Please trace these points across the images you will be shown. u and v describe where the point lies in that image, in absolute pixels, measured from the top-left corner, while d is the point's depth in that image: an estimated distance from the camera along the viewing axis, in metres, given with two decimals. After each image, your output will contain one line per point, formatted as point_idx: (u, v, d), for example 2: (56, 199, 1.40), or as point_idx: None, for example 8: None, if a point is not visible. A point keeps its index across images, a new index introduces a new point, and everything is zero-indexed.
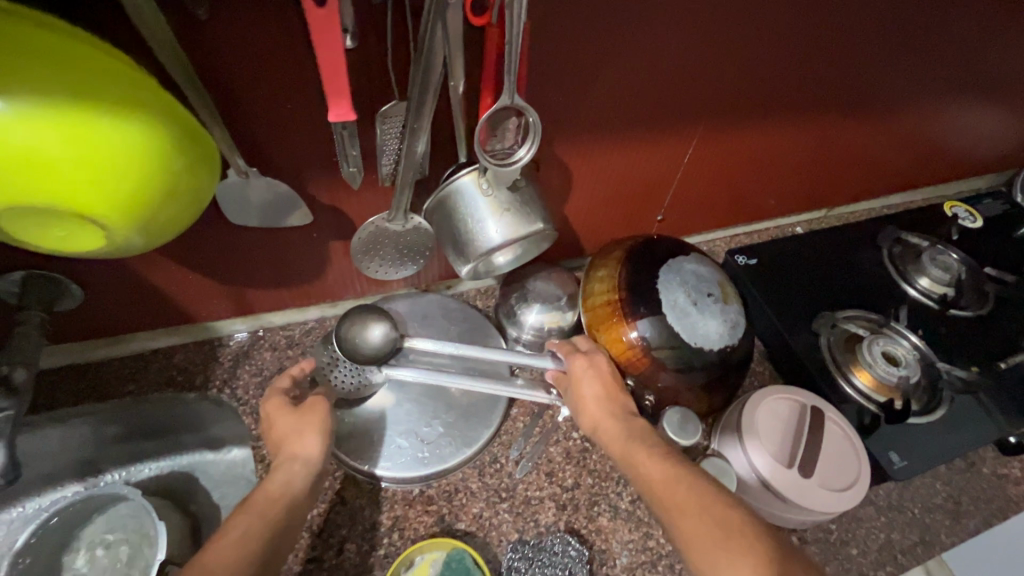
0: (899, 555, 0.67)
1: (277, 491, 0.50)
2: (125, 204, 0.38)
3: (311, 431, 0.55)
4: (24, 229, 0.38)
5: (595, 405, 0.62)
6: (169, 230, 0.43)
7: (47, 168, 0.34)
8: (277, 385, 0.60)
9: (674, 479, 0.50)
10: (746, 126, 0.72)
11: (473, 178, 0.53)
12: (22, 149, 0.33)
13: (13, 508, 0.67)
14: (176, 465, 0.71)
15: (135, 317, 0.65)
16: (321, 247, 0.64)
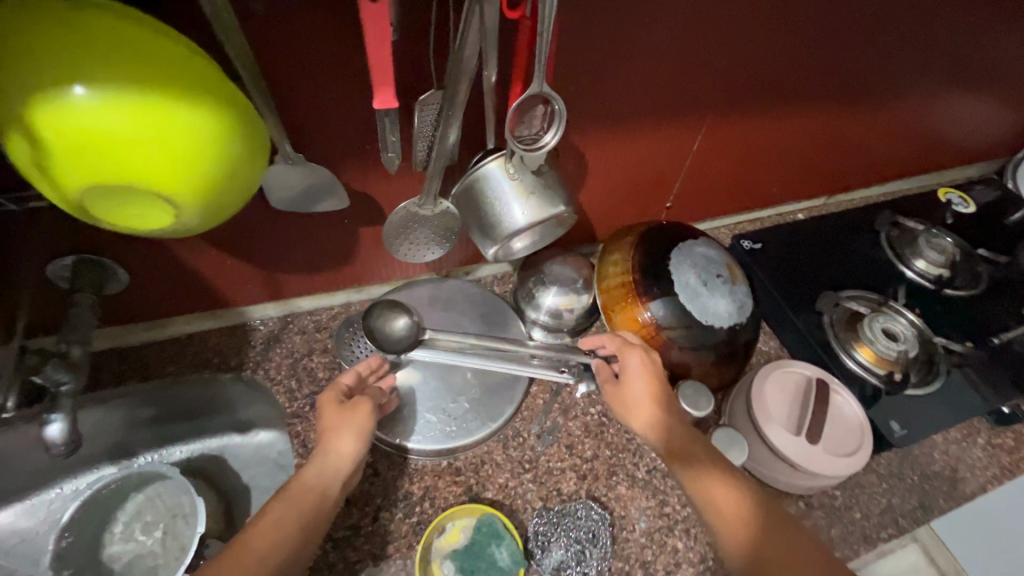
0: (900, 518, 0.71)
1: (309, 482, 0.53)
2: (190, 184, 0.41)
3: (353, 431, 0.56)
4: (102, 210, 0.41)
5: (648, 409, 0.61)
6: (223, 214, 0.46)
7: (127, 148, 0.37)
8: (340, 378, 0.62)
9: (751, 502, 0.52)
10: (750, 116, 0.75)
11: (499, 164, 0.57)
12: (107, 129, 0.36)
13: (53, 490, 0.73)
14: (205, 448, 0.72)
15: (174, 302, 0.69)
16: (352, 232, 0.67)
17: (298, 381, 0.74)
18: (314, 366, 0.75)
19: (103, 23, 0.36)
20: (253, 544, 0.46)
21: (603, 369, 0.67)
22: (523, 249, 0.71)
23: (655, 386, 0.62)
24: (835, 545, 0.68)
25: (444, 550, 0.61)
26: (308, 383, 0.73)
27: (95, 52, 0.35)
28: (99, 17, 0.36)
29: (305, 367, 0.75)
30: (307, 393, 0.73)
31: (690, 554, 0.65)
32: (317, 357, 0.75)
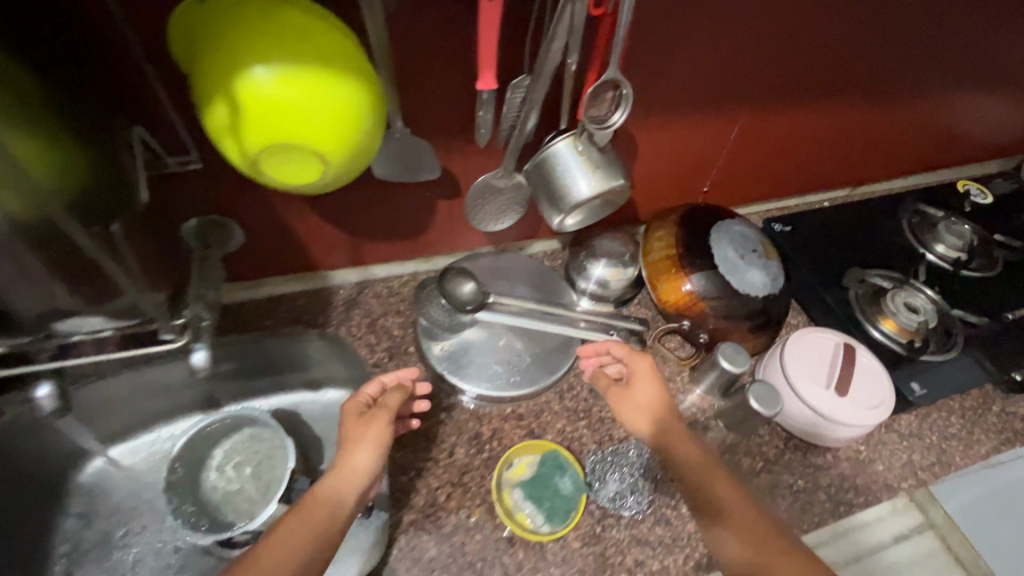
0: (919, 471, 0.78)
1: (326, 497, 0.54)
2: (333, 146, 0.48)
3: (369, 444, 0.58)
4: (261, 164, 0.49)
5: (654, 412, 0.65)
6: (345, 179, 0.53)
7: (296, 111, 0.46)
8: (363, 388, 0.65)
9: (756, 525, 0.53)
10: (783, 106, 0.83)
11: (569, 143, 0.66)
12: (285, 95, 0.45)
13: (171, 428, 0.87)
14: (281, 403, 0.82)
15: (274, 262, 0.78)
16: (432, 203, 0.76)
17: (376, 338, 0.83)
18: (389, 325, 0.84)
19: (295, 14, 0.45)
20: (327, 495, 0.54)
21: (603, 377, 0.70)
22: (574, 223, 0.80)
23: (657, 389, 0.66)
24: (859, 491, 0.75)
25: (513, 480, 0.70)
26: (385, 339, 0.83)
27: (287, 35, 0.45)
28: (292, 9, 0.46)
29: (382, 325, 0.84)
30: (384, 348, 0.82)
31: None
32: (391, 317, 0.84)
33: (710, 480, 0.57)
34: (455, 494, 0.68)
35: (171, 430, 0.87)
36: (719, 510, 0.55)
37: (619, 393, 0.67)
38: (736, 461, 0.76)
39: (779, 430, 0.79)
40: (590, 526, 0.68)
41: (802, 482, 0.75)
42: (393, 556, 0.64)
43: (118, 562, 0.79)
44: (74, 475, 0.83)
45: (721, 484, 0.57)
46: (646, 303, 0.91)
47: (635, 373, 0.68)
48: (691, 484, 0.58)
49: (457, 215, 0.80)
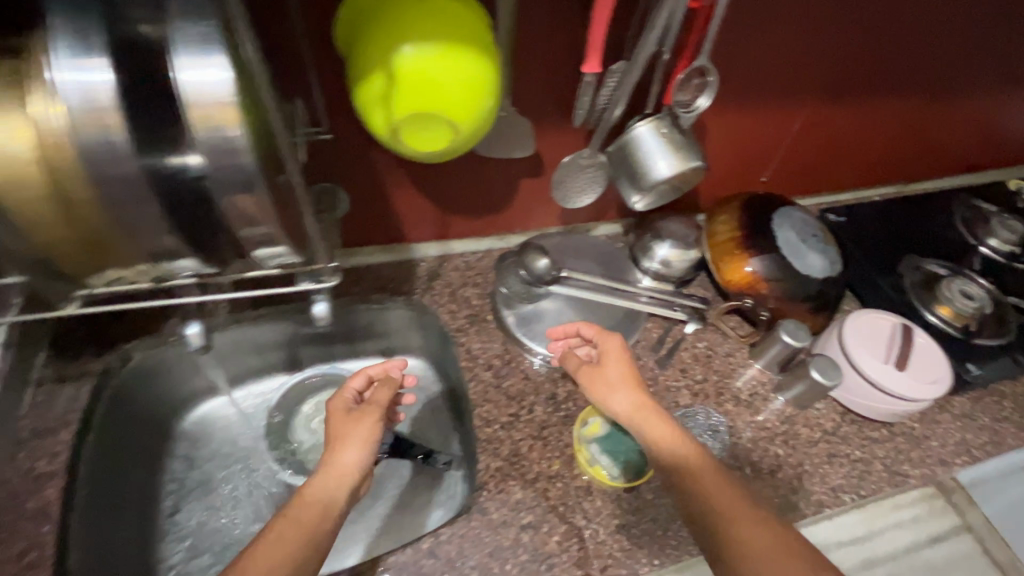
0: (973, 449, 0.81)
1: (315, 496, 0.59)
2: (459, 116, 0.55)
3: (355, 444, 0.64)
4: (397, 131, 0.56)
5: (623, 388, 0.68)
6: (462, 147, 0.60)
7: (433, 82, 0.52)
8: (350, 383, 0.72)
9: (725, 493, 0.57)
10: (842, 99, 0.89)
11: (653, 126, 0.71)
12: (426, 68, 0.52)
13: (260, 387, 0.93)
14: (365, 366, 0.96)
15: (370, 232, 0.86)
16: (516, 182, 0.83)
17: (457, 306, 0.89)
18: (468, 294, 0.90)
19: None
20: (314, 494, 0.59)
21: (573, 358, 0.74)
22: (642, 204, 0.81)
23: (625, 368, 0.69)
24: (914, 463, 0.79)
25: (589, 437, 0.75)
26: (464, 307, 0.89)
27: (428, 17, 0.52)
28: None
29: (461, 294, 0.90)
30: (464, 315, 0.88)
31: (789, 459, 0.78)
32: (470, 288, 0.91)
33: (678, 455, 0.61)
34: (536, 447, 0.74)
35: (263, 386, 0.93)
36: (689, 479, 0.59)
37: (591, 372, 0.71)
38: (796, 430, 0.81)
39: (835, 405, 0.83)
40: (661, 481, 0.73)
41: (859, 453, 0.79)
42: (482, 498, 0.69)
43: (219, 502, 0.84)
44: (180, 421, 0.88)
45: (690, 459, 0.61)
46: (705, 285, 0.96)
47: (605, 353, 0.71)
48: (665, 461, 0.62)
49: (537, 193, 0.87)
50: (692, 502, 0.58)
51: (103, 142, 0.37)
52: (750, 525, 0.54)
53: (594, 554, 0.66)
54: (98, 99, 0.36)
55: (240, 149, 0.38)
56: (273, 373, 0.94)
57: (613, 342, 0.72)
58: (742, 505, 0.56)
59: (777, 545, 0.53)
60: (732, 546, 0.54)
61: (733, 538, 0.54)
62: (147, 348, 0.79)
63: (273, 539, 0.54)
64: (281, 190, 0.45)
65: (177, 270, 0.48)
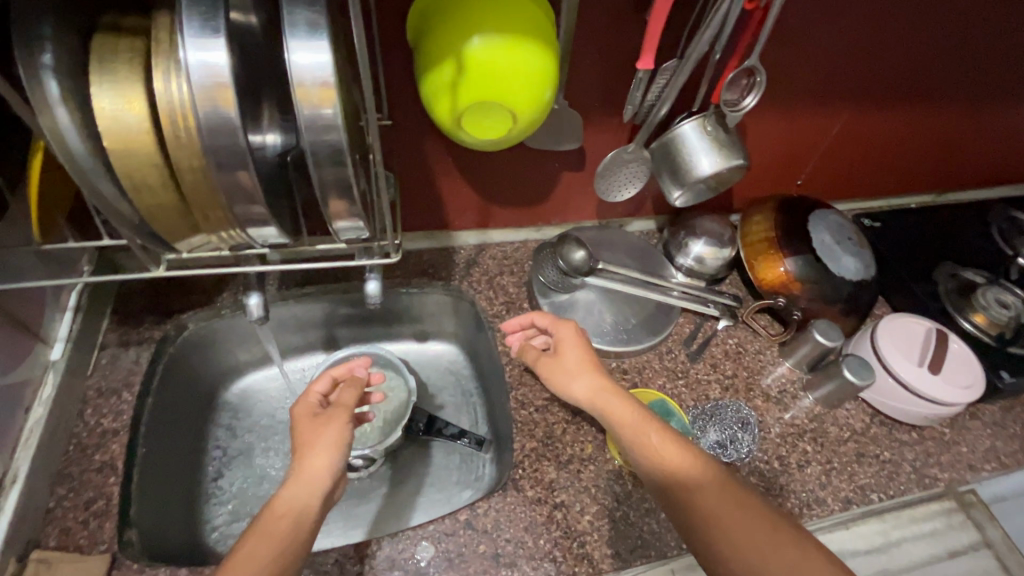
0: (1003, 456, 0.82)
1: (282, 508, 0.58)
2: (520, 104, 0.58)
3: (325, 446, 0.63)
4: (460, 119, 0.59)
5: (581, 371, 0.70)
6: (519, 135, 0.62)
7: (499, 72, 0.55)
8: (313, 387, 0.72)
9: (684, 462, 0.60)
10: (881, 105, 0.90)
11: (698, 124, 0.73)
12: (493, 58, 0.55)
13: (301, 364, 0.97)
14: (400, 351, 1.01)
15: (415, 218, 0.89)
16: (559, 174, 0.86)
17: (494, 293, 0.92)
18: (504, 283, 0.93)
19: None
20: (284, 505, 0.58)
21: (532, 350, 0.76)
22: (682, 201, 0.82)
23: (584, 351, 0.72)
24: (943, 467, 0.80)
25: None
26: (500, 294, 0.92)
27: (495, 11, 0.55)
28: None
29: (498, 282, 0.93)
30: (501, 302, 0.91)
31: (817, 455, 0.79)
32: (506, 276, 0.93)
33: (640, 430, 0.63)
34: (569, 430, 0.76)
35: (303, 363, 0.97)
36: (650, 454, 0.61)
37: (550, 362, 0.73)
38: (824, 428, 0.82)
39: (865, 406, 0.84)
40: None
41: (887, 454, 0.80)
42: (518, 476, 0.72)
43: (259, 471, 0.88)
44: (225, 391, 0.93)
45: (648, 433, 0.63)
46: (737, 284, 0.98)
47: (561, 341, 0.74)
48: (625, 434, 0.64)
49: (577, 186, 0.89)
50: (655, 475, 0.61)
51: (216, 119, 0.40)
52: (710, 490, 0.58)
53: (625, 534, 0.68)
54: (216, 77, 0.39)
55: (335, 127, 0.41)
56: (313, 352, 0.98)
57: (569, 330, 0.75)
58: (702, 473, 0.59)
59: (738, 507, 0.57)
60: (698, 515, 0.57)
61: (697, 507, 0.57)
62: (201, 320, 0.83)
63: (244, 556, 0.54)
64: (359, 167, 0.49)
65: (260, 238, 0.51)
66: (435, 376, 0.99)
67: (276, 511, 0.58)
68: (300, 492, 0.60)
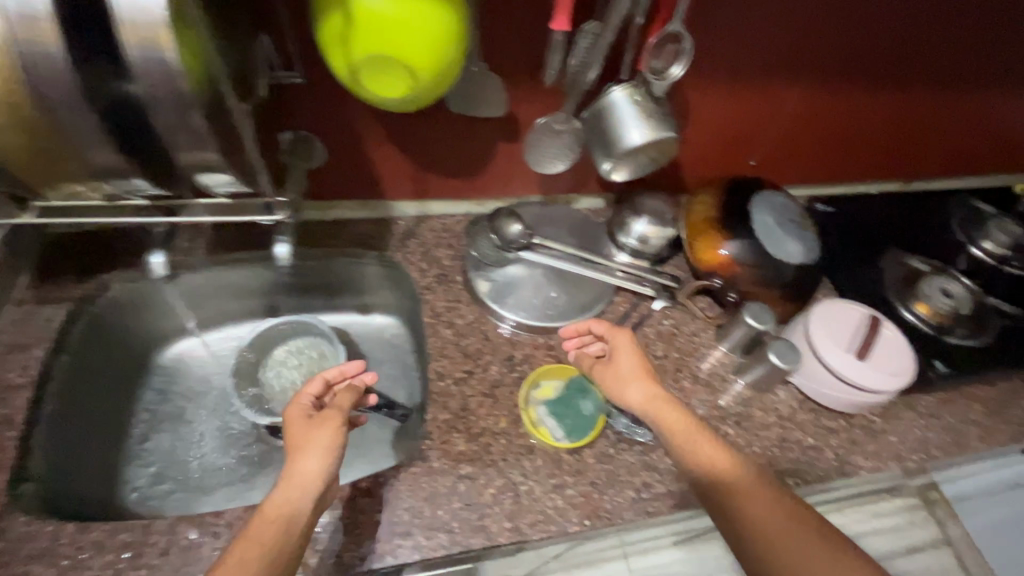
0: (933, 447, 0.80)
1: (272, 513, 0.54)
2: (421, 62, 0.55)
3: (316, 449, 0.59)
4: (360, 73, 0.57)
5: (637, 379, 0.68)
6: (428, 95, 0.60)
7: (390, 25, 0.53)
8: (305, 390, 0.68)
9: (738, 476, 0.59)
10: (834, 85, 0.86)
11: (626, 93, 0.71)
12: (382, 11, 0.52)
13: (237, 330, 0.96)
14: (339, 322, 0.99)
15: (345, 185, 0.86)
16: (493, 144, 0.83)
17: (428, 264, 0.89)
18: (440, 255, 0.90)
19: None
20: (273, 509, 0.55)
21: (587, 358, 0.75)
22: (620, 174, 0.80)
23: (639, 360, 0.70)
24: (868, 456, 0.78)
25: (538, 399, 0.77)
26: (434, 266, 0.89)
27: None
28: None
29: (434, 254, 0.90)
30: (434, 274, 0.88)
31: (738, 439, 0.78)
32: (443, 249, 0.91)
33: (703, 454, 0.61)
34: (486, 404, 0.76)
35: (239, 329, 0.96)
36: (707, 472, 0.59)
37: (603, 369, 0.72)
38: (750, 413, 0.81)
39: (795, 392, 0.83)
40: (605, 447, 0.74)
41: (811, 440, 0.79)
42: (426, 447, 0.71)
43: (188, 434, 0.88)
44: (158, 355, 0.92)
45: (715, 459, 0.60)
46: (681, 265, 0.95)
47: (615, 349, 0.71)
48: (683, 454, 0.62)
49: (515, 158, 0.86)
50: (707, 486, 0.59)
51: (39, 54, 0.39)
52: (765, 507, 0.56)
53: (527, 508, 0.68)
54: (29, 9, 0.37)
55: (176, 72, 0.39)
56: (251, 320, 0.97)
57: (623, 338, 0.72)
58: (758, 489, 0.58)
59: (798, 526, 0.55)
60: (750, 530, 0.55)
61: (749, 521, 0.56)
62: (125, 280, 0.83)
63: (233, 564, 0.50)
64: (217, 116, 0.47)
65: (133, 188, 0.51)
66: (376, 349, 0.98)
67: (272, 510, 0.55)
68: (295, 493, 0.56)
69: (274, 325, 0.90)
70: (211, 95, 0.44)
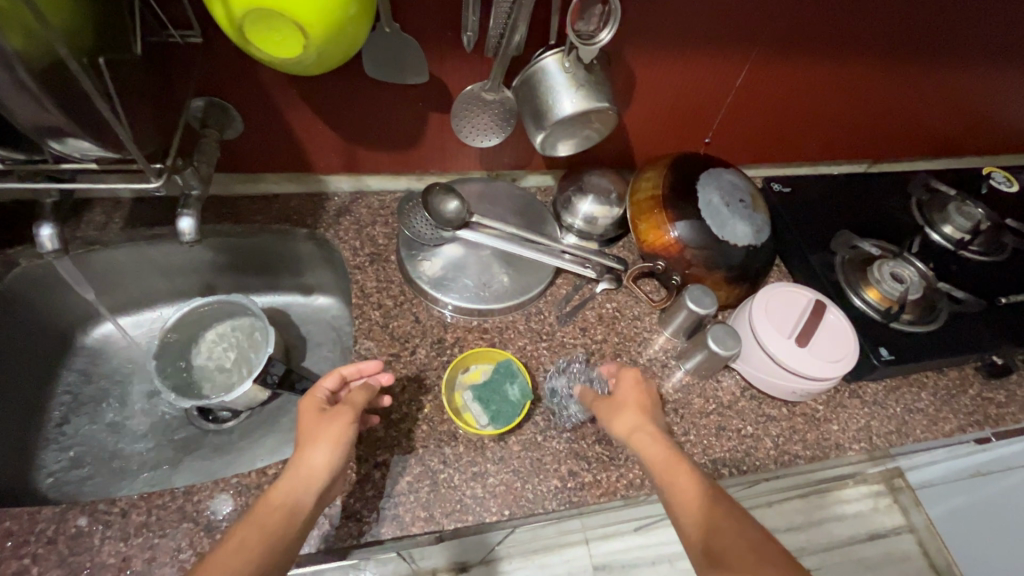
0: (875, 436, 0.78)
1: (277, 502, 0.52)
2: (313, 21, 0.51)
3: (327, 441, 0.56)
4: (252, 31, 0.52)
5: (633, 409, 0.65)
6: (332, 56, 0.56)
7: None
8: (322, 382, 0.63)
9: (714, 509, 0.52)
10: (790, 58, 0.82)
11: (556, 60, 0.66)
12: None
13: (166, 310, 0.92)
14: (274, 302, 0.94)
15: (270, 158, 0.81)
16: (424, 115, 0.79)
17: (361, 243, 0.84)
18: (375, 234, 0.86)
19: None
20: (278, 500, 0.52)
21: (587, 395, 0.70)
22: (562, 148, 0.76)
23: (640, 396, 0.67)
24: (807, 445, 0.76)
25: (465, 383, 0.74)
26: (368, 245, 0.84)
27: None
28: None
29: (368, 233, 0.85)
30: (367, 252, 0.84)
31: (674, 427, 0.75)
32: (379, 227, 0.86)
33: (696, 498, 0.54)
34: (411, 388, 0.73)
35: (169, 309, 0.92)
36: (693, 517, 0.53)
37: (603, 402, 0.68)
38: (688, 400, 0.78)
39: (738, 379, 0.80)
40: (532, 434, 0.71)
41: (750, 428, 0.76)
42: None
43: (108, 418, 0.85)
44: (81, 335, 0.88)
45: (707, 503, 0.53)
46: (629, 246, 0.91)
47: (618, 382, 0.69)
48: (668, 491, 0.56)
49: (450, 131, 0.82)
50: (688, 527, 0.53)
51: None
52: (738, 539, 0.49)
53: (444, 498, 0.65)
54: None
55: None
56: (182, 300, 0.93)
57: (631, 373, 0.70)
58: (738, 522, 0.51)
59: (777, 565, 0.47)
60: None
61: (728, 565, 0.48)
62: (33, 257, 0.77)
63: (235, 546, 0.48)
64: (56, 73, 0.45)
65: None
66: (315, 331, 0.93)
67: (270, 507, 0.52)
68: (300, 485, 0.54)
69: (189, 307, 0.84)
70: (41, 55, 0.43)
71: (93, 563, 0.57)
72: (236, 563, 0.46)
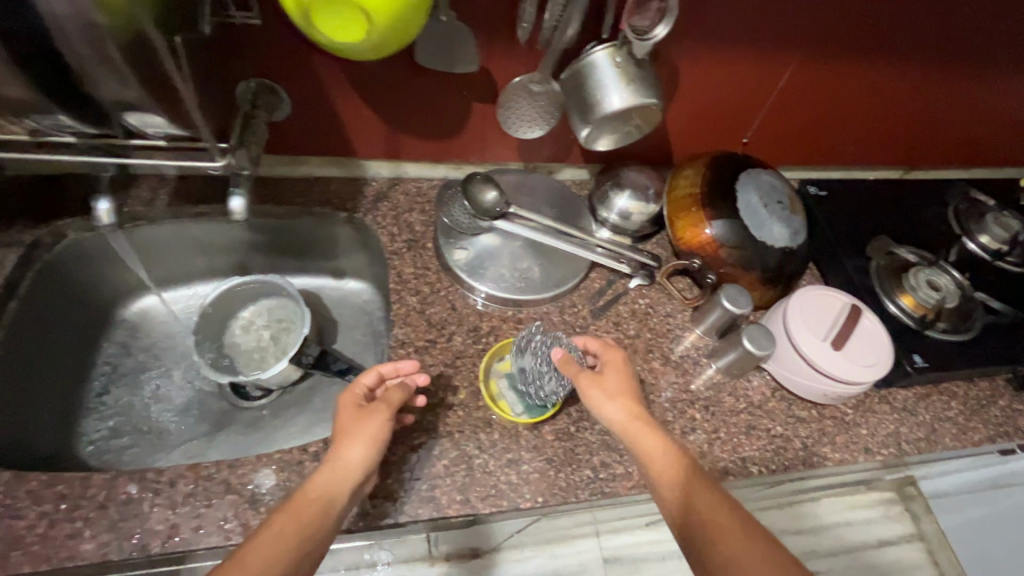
0: (904, 442, 0.78)
1: (312, 496, 0.53)
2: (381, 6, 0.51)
3: (363, 440, 0.57)
4: (319, 15, 0.52)
5: (620, 398, 0.63)
6: (394, 41, 0.57)
7: None
8: (362, 378, 0.64)
9: (702, 493, 0.54)
10: (837, 61, 0.81)
11: (608, 54, 0.66)
12: None
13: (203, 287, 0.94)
14: (308, 284, 0.96)
15: (313, 141, 0.82)
16: (468, 105, 0.79)
17: (398, 229, 0.85)
18: (412, 220, 0.86)
19: None
20: (311, 494, 0.54)
21: (569, 365, 0.66)
22: (604, 143, 0.76)
23: (628, 384, 0.65)
24: (836, 447, 0.76)
25: (501, 371, 0.75)
26: (405, 232, 0.85)
27: None
28: None
29: (405, 219, 0.86)
30: (404, 239, 0.85)
31: (704, 424, 0.76)
32: (416, 214, 0.87)
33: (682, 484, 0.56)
34: (447, 374, 0.74)
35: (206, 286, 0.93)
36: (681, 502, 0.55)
37: (591, 376, 0.65)
38: (720, 398, 0.78)
39: (769, 379, 0.80)
40: (565, 425, 0.72)
41: (780, 429, 0.77)
42: None
43: (147, 391, 0.87)
44: (121, 309, 0.90)
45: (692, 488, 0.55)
46: (663, 243, 0.92)
47: (607, 364, 0.67)
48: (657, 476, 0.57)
49: (492, 121, 0.82)
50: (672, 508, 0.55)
51: None
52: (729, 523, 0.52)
53: (479, 482, 0.67)
54: None
55: None
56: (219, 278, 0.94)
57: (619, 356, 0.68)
58: (721, 513, 0.52)
59: (765, 558, 0.49)
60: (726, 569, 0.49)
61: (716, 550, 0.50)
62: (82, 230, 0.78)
63: (275, 535, 0.49)
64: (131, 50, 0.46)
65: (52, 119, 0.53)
66: (348, 314, 0.95)
67: (306, 496, 0.53)
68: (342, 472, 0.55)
69: (228, 285, 0.85)
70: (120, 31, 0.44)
71: (143, 528, 0.59)
72: (274, 560, 0.48)
